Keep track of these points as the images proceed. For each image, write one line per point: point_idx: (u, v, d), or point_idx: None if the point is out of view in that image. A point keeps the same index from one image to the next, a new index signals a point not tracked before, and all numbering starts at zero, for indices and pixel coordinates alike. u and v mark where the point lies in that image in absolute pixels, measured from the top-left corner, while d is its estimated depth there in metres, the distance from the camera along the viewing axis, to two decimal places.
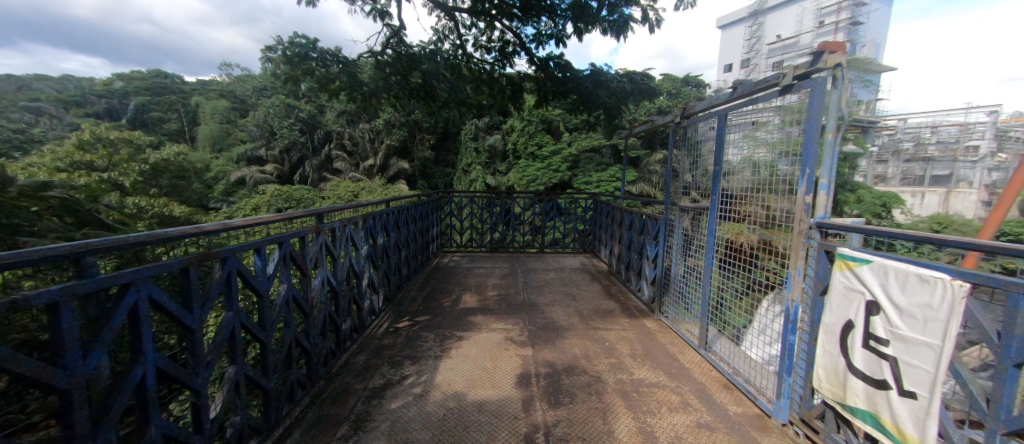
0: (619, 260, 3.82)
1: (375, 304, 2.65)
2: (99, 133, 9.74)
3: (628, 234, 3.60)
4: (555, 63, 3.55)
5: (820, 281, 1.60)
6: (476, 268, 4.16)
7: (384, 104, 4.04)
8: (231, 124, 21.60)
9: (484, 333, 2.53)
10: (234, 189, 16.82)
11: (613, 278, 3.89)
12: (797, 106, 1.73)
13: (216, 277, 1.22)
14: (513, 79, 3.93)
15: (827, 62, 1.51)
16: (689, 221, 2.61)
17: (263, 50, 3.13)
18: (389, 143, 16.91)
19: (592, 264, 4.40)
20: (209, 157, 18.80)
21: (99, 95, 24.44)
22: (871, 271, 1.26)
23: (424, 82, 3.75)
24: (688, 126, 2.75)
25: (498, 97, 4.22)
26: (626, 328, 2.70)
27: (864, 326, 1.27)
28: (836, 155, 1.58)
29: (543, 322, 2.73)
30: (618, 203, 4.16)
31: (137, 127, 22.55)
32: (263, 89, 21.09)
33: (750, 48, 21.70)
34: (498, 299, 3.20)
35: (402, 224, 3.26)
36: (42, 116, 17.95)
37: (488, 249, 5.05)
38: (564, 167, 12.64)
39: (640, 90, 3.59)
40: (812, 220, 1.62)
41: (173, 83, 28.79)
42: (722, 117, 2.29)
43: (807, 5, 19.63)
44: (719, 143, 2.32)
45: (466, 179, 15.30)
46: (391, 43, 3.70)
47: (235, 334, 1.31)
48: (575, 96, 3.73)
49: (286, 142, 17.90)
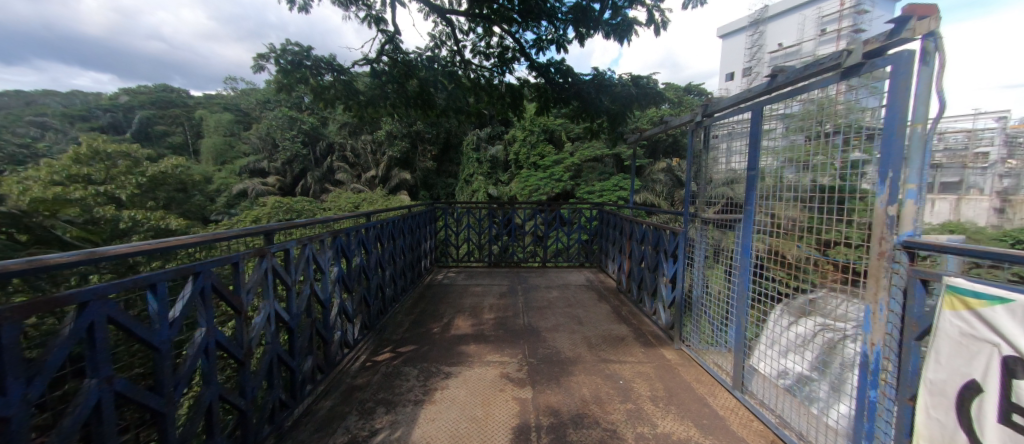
0: (628, 277, 3.70)
1: (347, 336, 2.54)
2: (97, 146, 9.88)
3: (636, 251, 3.51)
4: (556, 69, 3.50)
5: (916, 323, 1.23)
6: (473, 285, 4.09)
7: (382, 113, 4.04)
8: (235, 137, 21.90)
9: (477, 368, 2.41)
10: (236, 201, 16.97)
11: (622, 298, 3.77)
12: (865, 91, 1.42)
13: (65, 331, 0.95)
14: (513, 86, 3.87)
15: (913, 31, 1.20)
16: (713, 235, 2.39)
17: (256, 59, 3.10)
18: (391, 154, 17.02)
19: (598, 281, 4.30)
20: (212, 169, 18.98)
21: (104, 110, 24.98)
22: (1012, 314, 0.95)
23: (422, 89, 3.73)
24: (695, 131, 2.66)
25: (497, 105, 4.18)
26: (642, 361, 2.57)
27: (1004, 393, 0.96)
28: (928, 152, 1.24)
29: (545, 353, 2.63)
30: (627, 214, 4.05)
31: (141, 141, 22.85)
32: (266, 102, 21.40)
33: (752, 57, 21.74)
34: (495, 324, 3.11)
35: (385, 237, 3.15)
36: (47, 130, 18.29)
37: (488, 264, 4.92)
38: (567, 176, 12.55)
39: (646, 94, 3.49)
40: (897, 238, 1.27)
41: (178, 96, 29.28)
42: (755, 115, 2.03)
43: (809, 13, 19.73)
44: (755, 140, 2.00)
45: (468, 189, 15.36)
46: (386, 49, 3.70)
47: (103, 408, 1.04)
48: (576, 102, 3.71)
49: (289, 154, 18.03)
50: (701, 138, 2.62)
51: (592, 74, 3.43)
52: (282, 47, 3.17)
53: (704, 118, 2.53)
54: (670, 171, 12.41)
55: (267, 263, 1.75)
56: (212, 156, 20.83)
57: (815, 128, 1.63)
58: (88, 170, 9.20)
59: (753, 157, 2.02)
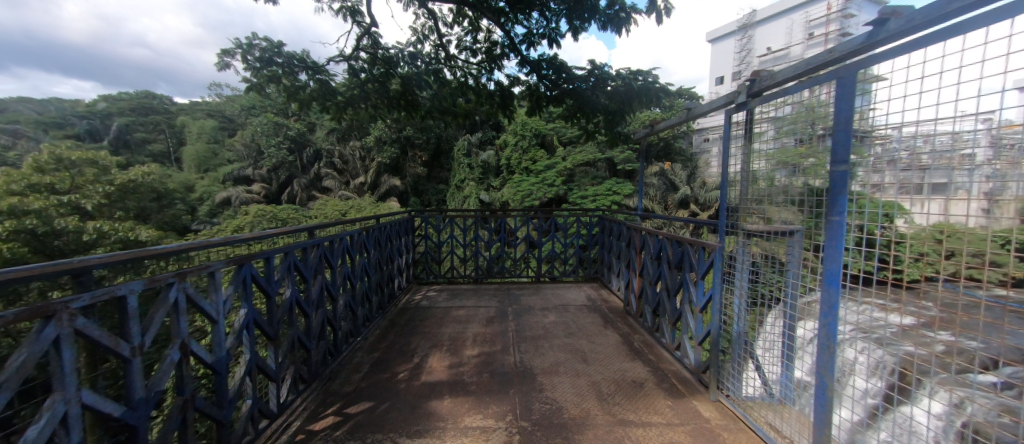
0: (639, 297, 3.39)
1: (274, 401, 1.93)
2: (61, 153, 9.63)
3: (646, 269, 3.26)
4: (548, 64, 3.39)
5: None
6: (455, 309, 3.74)
7: (362, 115, 3.90)
8: (219, 144, 21.56)
9: (450, 440, 1.82)
10: (219, 210, 16.67)
11: (633, 324, 3.43)
12: (913, 71, 1.15)
13: None
14: (502, 84, 3.73)
15: None
16: (759, 254, 1.89)
17: (221, 54, 2.95)
18: (380, 160, 16.85)
19: (601, 299, 4.07)
20: (195, 178, 18.67)
21: (81, 118, 24.62)
22: None
23: (404, 89, 3.63)
24: (736, 113, 2.07)
25: (486, 105, 4.04)
26: (672, 421, 2.02)
27: None
28: None
29: (544, 411, 2.07)
30: (637, 223, 3.73)
31: (121, 150, 22.46)
32: (253, 109, 21.13)
33: (741, 61, 22.02)
34: (478, 365, 2.58)
35: (335, 256, 2.60)
36: (20, 139, 17.96)
37: (476, 281, 4.75)
38: (559, 181, 12.41)
39: (647, 89, 3.35)
40: None
41: (162, 103, 28.89)
42: (839, 83, 1.40)
43: (796, 18, 20.20)
44: (846, 126, 1.38)
45: (460, 195, 15.29)
46: (364, 44, 3.60)
47: None
48: (570, 100, 3.61)
49: (274, 160, 17.72)
50: (741, 127, 2.05)
51: (583, 72, 3.36)
52: (250, 42, 3.04)
53: (749, 97, 1.95)
54: (663, 175, 12.45)
55: (61, 328, 0.96)
56: (194, 164, 20.52)
57: (805, 131, 1.60)
58: (50, 179, 8.98)
59: (841, 143, 1.39)
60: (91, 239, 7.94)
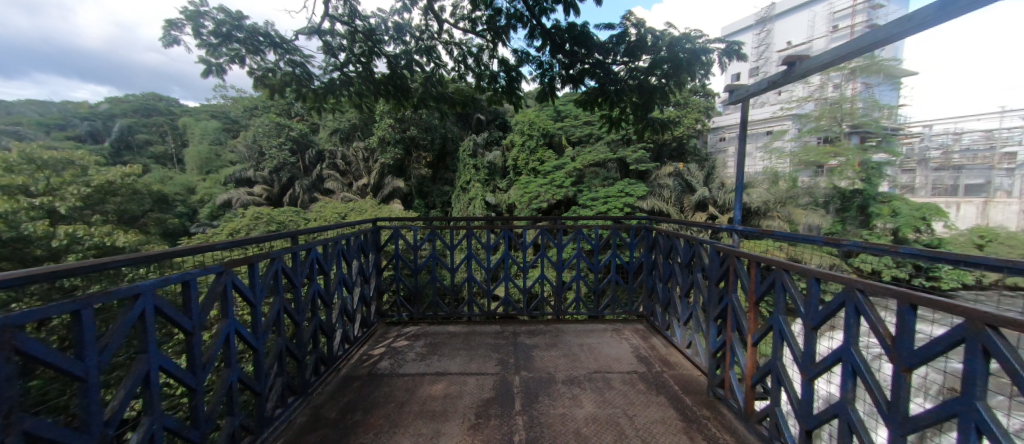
0: (751, 387, 2.07)
1: None
2: (30, 154, 9.69)
3: (782, 339, 1.84)
4: (567, 34, 3.02)
5: None
6: (438, 380, 2.69)
7: (345, 102, 3.65)
8: (221, 145, 21.68)
9: None
10: (220, 212, 16.81)
11: (726, 423, 2.19)
12: None
13: None
14: (509, 64, 3.39)
15: None
16: None
17: (166, 25, 2.72)
18: (384, 161, 16.68)
19: (659, 360, 3.00)
20: (197, 180, 18.88)
21: (81, 119, 25.22)
22: None
23: (394, 73, 3.41)
24: None
25: (493, 94, 3.69)
26: None
27: None
28: None
29: None
30: (697, 237, 2.81)
31: (123, 152, 22.81)
32: (255, 108, 20.89)
33: (759, 56, 21.52)
34: None
35: (86, 350, 1.10)
36: (23, 141, 18.41)
37: (468, 321, 3.98)
38: (568, 182, 12.01)
39: (678, 59, 2.95)
40: None
41: (167, 106, 29.43)
42: None
43: (818, 10, 19.54)
44: None
45: (465, 196, 15.19)
46: (343, 14, 3.39)
47: None
48: (591, 83, 3.33)
49: (275, 162, 17.65)
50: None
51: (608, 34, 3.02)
52: (198, 12, 2.79)
53: None
54: (678, 175, 12.30)
55: None
56: (196, 166, 20.72)
57: None
58: (22, 181, 9.02)
59: None
60: (62, 245, 7.93)
